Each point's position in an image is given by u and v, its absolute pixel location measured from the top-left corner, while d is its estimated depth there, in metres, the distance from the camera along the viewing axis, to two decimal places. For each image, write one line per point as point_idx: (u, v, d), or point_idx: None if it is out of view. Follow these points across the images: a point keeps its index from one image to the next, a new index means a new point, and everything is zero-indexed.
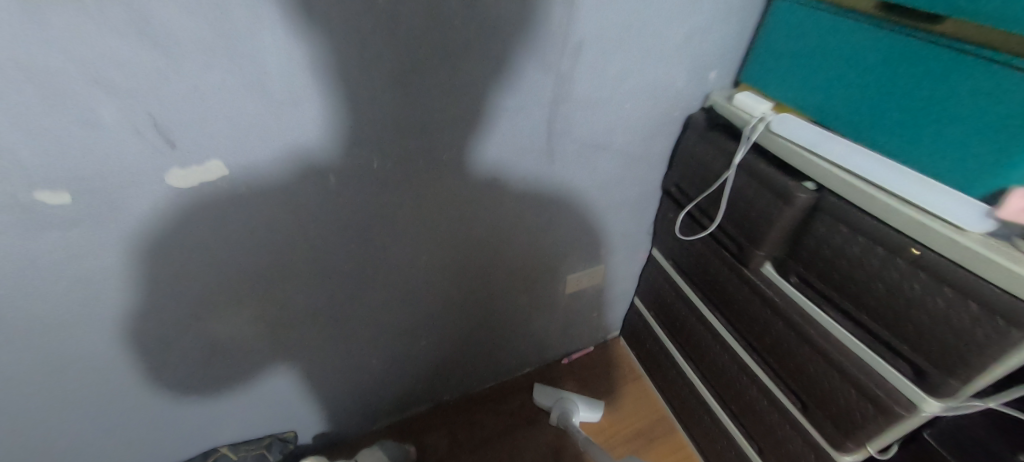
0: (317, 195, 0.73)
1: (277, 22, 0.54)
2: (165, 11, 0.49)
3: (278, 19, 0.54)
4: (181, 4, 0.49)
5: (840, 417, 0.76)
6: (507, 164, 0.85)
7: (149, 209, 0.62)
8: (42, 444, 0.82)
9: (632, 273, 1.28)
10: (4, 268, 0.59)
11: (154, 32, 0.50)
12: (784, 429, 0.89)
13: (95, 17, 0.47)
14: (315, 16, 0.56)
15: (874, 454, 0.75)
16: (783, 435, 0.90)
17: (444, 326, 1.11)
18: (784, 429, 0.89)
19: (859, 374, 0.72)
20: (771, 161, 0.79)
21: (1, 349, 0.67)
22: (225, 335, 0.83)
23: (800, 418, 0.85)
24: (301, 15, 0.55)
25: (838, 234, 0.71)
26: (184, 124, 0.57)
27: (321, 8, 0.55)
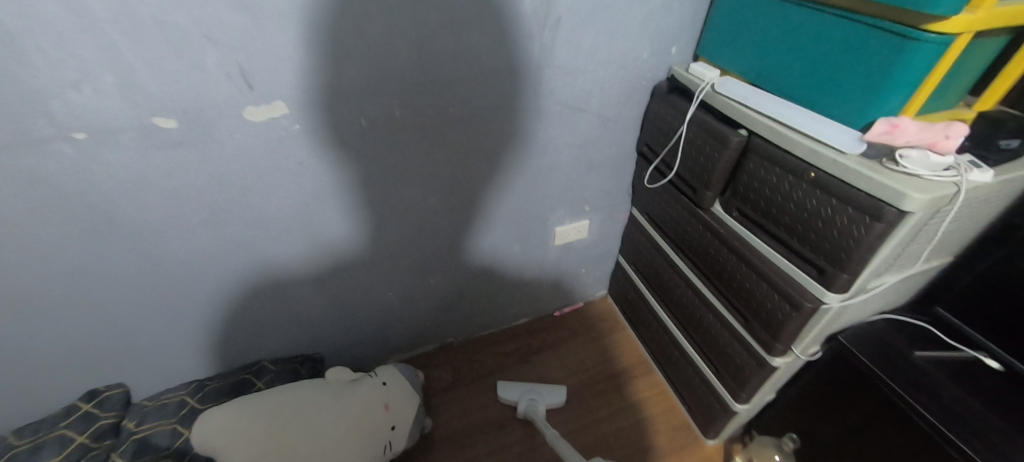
0: (351, 137, 0.92)
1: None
2: None
3: None
4: None
5: (770, 321, 0.94)
6: (502, 119, 1.04)
7: (228, 138, 0.83)
8: (127, 339, 1.02)
9: (615, 232, 1.46)
10: (124, 178, 0.80)
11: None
12: (732, 344, 1.07)
13: None
14: None
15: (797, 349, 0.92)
16: (733, 349, 1.08)
17: (450, 269, 1.30)
18: (733, 343, 1.07)
19: (781, 281, 0.90)
20: (715, 116, 0.98)
21: (112, 246, 0.88)
22: (273, 254, 1.03)
23: (744, 331, 1.03)
24: None
25: (762, 169, 0.89)
26: (260, 70, 0.77)
27: None
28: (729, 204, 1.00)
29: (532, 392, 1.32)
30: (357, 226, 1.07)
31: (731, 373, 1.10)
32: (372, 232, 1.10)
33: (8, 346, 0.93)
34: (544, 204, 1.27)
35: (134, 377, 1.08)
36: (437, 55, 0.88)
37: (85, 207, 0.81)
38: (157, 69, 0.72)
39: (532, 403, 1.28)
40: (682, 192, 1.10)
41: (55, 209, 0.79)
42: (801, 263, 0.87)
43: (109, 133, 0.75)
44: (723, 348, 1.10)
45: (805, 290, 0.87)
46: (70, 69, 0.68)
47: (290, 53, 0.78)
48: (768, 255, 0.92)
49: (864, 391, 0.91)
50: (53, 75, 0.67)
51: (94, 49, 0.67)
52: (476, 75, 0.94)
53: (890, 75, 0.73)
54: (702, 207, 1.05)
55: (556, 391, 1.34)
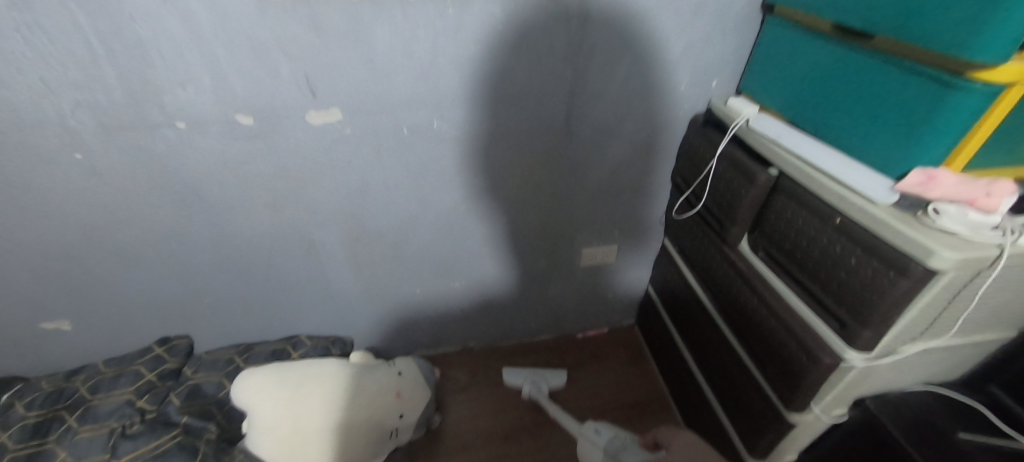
0: (394, 144, 1.02)
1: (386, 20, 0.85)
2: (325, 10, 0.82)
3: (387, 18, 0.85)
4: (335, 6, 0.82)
5: (787, 372, 0.88)
6: (535, 139, 1.09)
7: (291, 136, 0.96)
8: (196, 297, 1.20)
9: (646, 261, 1.45)
10: (208, 162, 0.96)
11: (317, 22, 0.83)
12: (750, 392, 1.01)
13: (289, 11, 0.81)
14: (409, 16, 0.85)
15: (817, 408, 0.86)
16: (750, 397, 1.02)
17: (476, 277, 1.36)
18: (751, 391, 1.01)
19: (801, 330, 0.84)
20: (748, 152, 0.96)
21: (193, 218, 1.05)
22: (318, 241, 1.16)
23: (762, 379, 0.97)
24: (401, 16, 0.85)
25: (789, 210, 0.85)
26: (322, 80, 0.90)
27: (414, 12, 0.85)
28: (756, 243, 0.96)
29: (535, 376, 1.43)
30: (393, 224, 1.17)
31: (747, 423, 1.04)
32: (406, 232, 1.19)
33: (109, 289, 1.13)
34: (574, 224, 1.29)
35: (198, 331, 1.26)
36: (477, 75, 0.95)
37: (176, 182, 0.98)
38: (242, 74, 0.86)
39: (537, 385, 1.40)
40: (711, 227, 1.08)
41: (155, 181, 0.97)
42: (823, 314, 0.81)
43: (200, 124, 0.91)
44: (742, 396, 1.04)
45: (825, 343, 0.81)
46: (178, 70, 0.84)
47: (347, 67, 0.89)
48: (791, 301, 0.88)
49: None
50: (166, 75, 0.84)
51: (198, 55, 0.83)
52: (512, 95, 1.00)
53: (929, 124, 0.68)
54: (729, 244, 1.02)
55: (558, 375, 1.44)
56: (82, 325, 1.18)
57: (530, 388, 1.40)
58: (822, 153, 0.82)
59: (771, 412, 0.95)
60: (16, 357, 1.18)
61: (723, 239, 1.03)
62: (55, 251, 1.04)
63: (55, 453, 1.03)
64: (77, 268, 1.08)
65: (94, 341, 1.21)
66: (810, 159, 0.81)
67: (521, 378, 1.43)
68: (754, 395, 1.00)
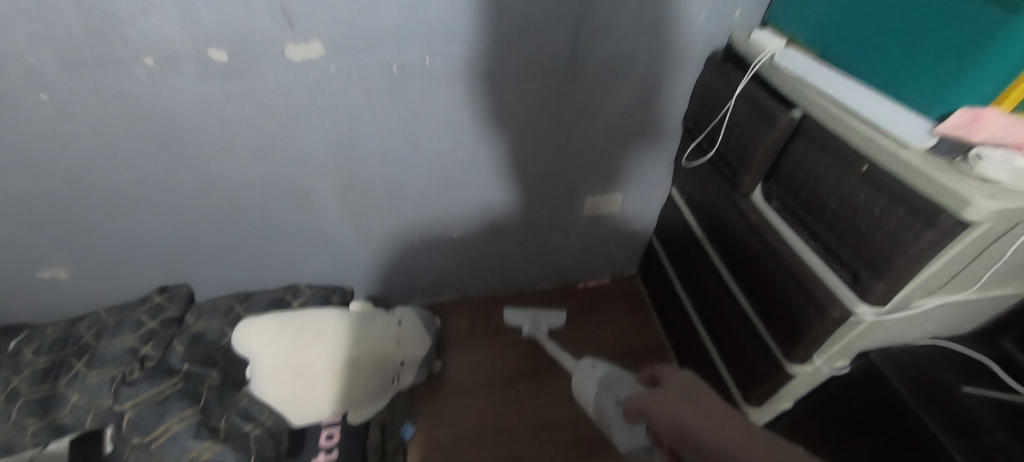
0: (383, 83, 0.94)
1: None
2: None
3: None
4: None
5: (791, 323, 0.85)
6: (537, 78, 1.00)
7: (270, 74, 0.88)
8: (190, 246, 1.18)
9: (651, 210, 1.39)
10: (185, 105, 0.90)
11: None
12: (751, 344, 1.00)
13: None
14: None
15: (819, 362, 0.83)
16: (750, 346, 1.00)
17: (475, 226, 1.32)
18: (751, 341, 1.00)
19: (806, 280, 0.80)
20: (771, 91, 0.87)
21: (176, 164, 1.00)
22: (309, 189, 1.11)
23: (764, 329, 0.95)
24: None
25: (811, 155, 0.78)
26: (300, 10, 0.81)
27: None
28: (770, 191, 0.90)
29: (535, 316, 1.45)
30: (387, 172, 1.11)
31: (746, 374, 1.03)
32: (400, 179, 1.14)
33: (101, 238, 1.11)
34: (576, 171, 1.23)
35: (196, 280, 1.25)
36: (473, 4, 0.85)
37: (154, 127, 0.92)
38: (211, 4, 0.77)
39: (537, 324, 1.43)
40: (723, 174, 1.01)
41: (131, 125, 0.91)
42: (834, 266, 0.77)
43: (169, 61, 0.83)
44: (742, 348, 1.03)
45: (831, 292, 0.77)
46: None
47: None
48: (802, 252, 0.83)
49: (890, 416, 0.80)
50: (124, 3, 0.75)
51: None
52: (512, 28, 0.90)
53: (985, 52, 0.59)
54: (739, 192, 0.96)
55: (557, 315, 1.47)
56: (79, 274, 1.17)
57: (530, 327, 1.43)
58: (854, 90, 0.74)
59: (772, 364, 0.94)
60: (18, 304, 1.19)
61: (734, 187, 0.97)
62: (38, 199, 1.00)
63: (67, 396, 1.07)
64: (64, 216, 1.05)
65: (94, 289, 1.21)
66: (840, 97, 0.74)
67: (521, 317, 1.45)
68: (755, 348, 0.98)
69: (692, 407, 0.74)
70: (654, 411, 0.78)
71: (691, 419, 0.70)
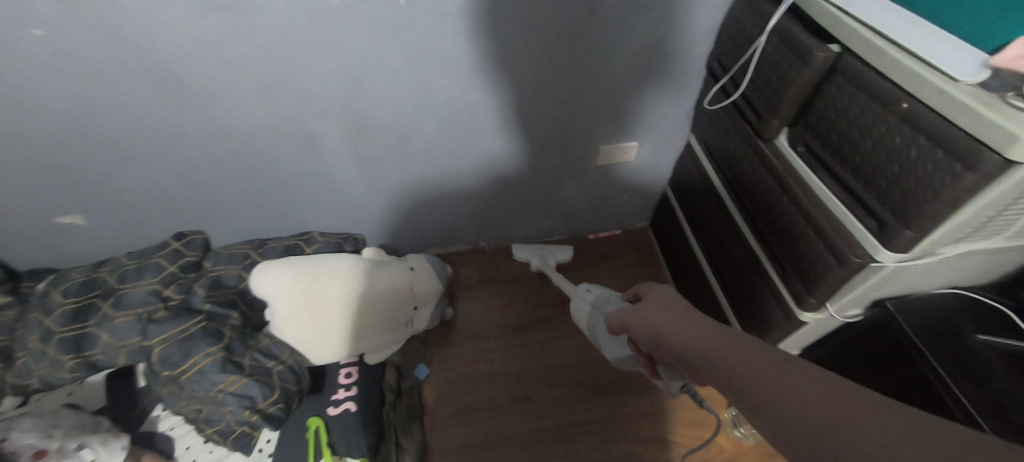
0: (389, 17, 0.89)
1: None
2: None
3: None
4: None
5: (807, 271, 0.84)
6: (552, 13, 0.94)
7: (271, 9, 0.84)
8: (202, 193, 1.18)
9: (667, 159, 1.35)
10: (186, 42, 0.86)
11: None
12: (763, 294, 0.99)
13: None
14: None
15: (831, 309, 0.83)
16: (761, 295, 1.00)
17: (486, 174, 1.29)
18: (763, 289, 0.99)
19: (826, 226, 0.78)
20: (806, 25, 0.81)
21: (181, 108, 0.98)
22: (317, 134, 1.09)
23: (777, 277, 0.94)
24: None
25: (847, 95, 0.74)
26: None
27: None
28: (796, 136, 0.86)
29: (543, 251, 1.46)
30: (395, 116, 1.08)
31: (756, 323, 1.04)
32: (409, 124, 1.10)
33: (114, 183, 1.11)
34: (591, 117, 1.18)
35: (211, 226, 1.27)
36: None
37: (155, 66, 0.89)
38: None
39: (545, 259, 1.43)
40: (746, 118, 0.97)
41: (132, 65, 0.89)
42: (858, 212, 0.74)
43: None
44: (754, 297, 1.03)
45: (852, 238, 0.75)
46: None
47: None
48: (825, 198, 0.80)
49: (900, 364, 0.80)
50: None
51: None
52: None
53: None
54: (763, 137, 0.92)
55: (565, 251, 1.47)
56: (97, 220, 1.19)
57: (538, 262, 1.43)
58: (899, 22, 0.68)
59: (783, 313, 0.93)
60: (42, 248, 1.22)
61: (759, 133, 0.93)
62: (49, 143, 1.00)
63: (98, 335, 1.12)
64: (76, 161, 1.05)
65: (112, 234, 1.23)
66: (883, 29, 0.68)
67: (530, 253, 1.45)
68: (767, 297, 0.98)
69: (668, 312, 0.72)
70: (632, 323, 0.79)
71: (665, 325, 0.69)
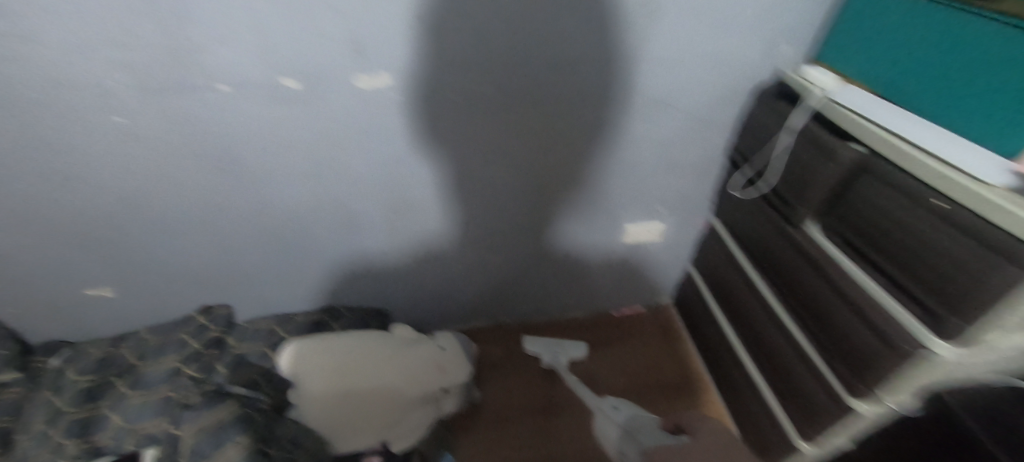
0: (442, 111, 0.97)
1: None
2: None
3: None
4: None
5: (857, 356, 0.84)
6: (589, 108, 1.02)
7: (336, 103, 0.91)
8: (237, 268, 1.19)
9: (689, 240, 1.40)
10: (253, 130, 0.92)
11: None
12: (808, 380, 0.98)
13: None
14: None
15: (888, 400, 0.81)
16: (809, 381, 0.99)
17: (515, 251, 1.33)
18: (808, 375, 0.98)
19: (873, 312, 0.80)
20: (826, 127, 0.90)
21: (234, 187, 1.02)
22: (359, 212, 1.13)
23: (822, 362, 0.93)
24: None
25: (874, 188, 0.80)
26: (374, 43, 0.84)
27: None
28: (827, 224, 0.91)
29: (556, 346, 1.43)
30: (436, 197, 1.13)
31: (802, 411, 1.01)
32: (449, 205, 1.15)
33: (152, 257, 1.12)
34: (619, 199, 1.24)
35: (238, 301, 1.26)
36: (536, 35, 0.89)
37: (220, 150, 0.94)
38: (292, 34, 0.81)
39: (557, 357, 1.40)
40: (774, 206, 1.03)
41: (199, 147, 0.93)
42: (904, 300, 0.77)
43: (245, 88, 0.86)
44: (798, 383, 1.01)
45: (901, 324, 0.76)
46: (227, 27, 0.79)
47: (403, 27, 0.83)
48: (869, 287, 0.83)
49: None
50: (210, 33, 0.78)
51: (245, 13, 0.77)
52: (570, 60, 0.94)
53: None
54: (794, 224, 0.97)
55: (579, 347, 1.45)
56: (126, 293, 1.18)
57: (551, 359, 1.41)
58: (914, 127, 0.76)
59: (833, 401, 0.92)
60: (63, 322, 1.19)
61: (790, 221, 0.98)
62: (99, 218, 1.02)
63: (110, 419, 1.05)
64: (120, 235, 1.06)
65: (138, 308, 1.21)
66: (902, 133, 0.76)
67: (541, 347, 1.42)
68: (813, 384, 0.97)
69: None
70: None
71: None
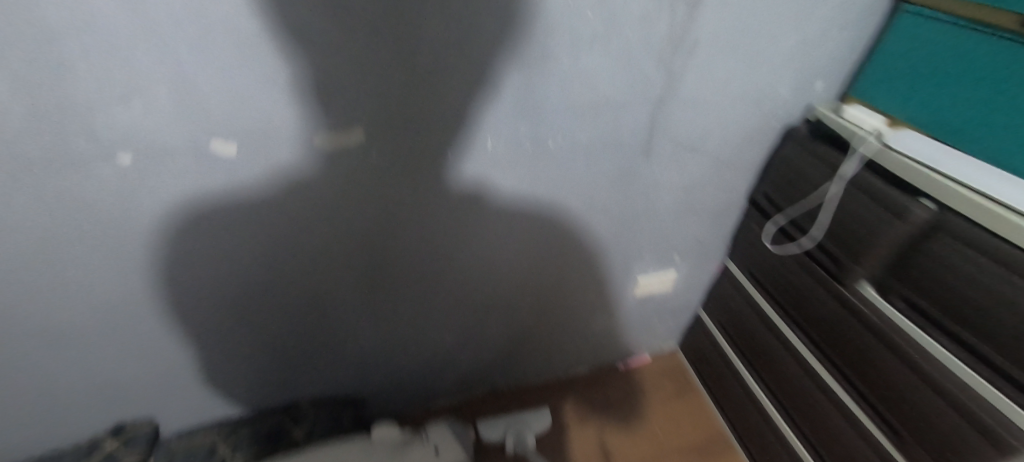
0: (430, 169, 0.77)
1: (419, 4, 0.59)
2: None
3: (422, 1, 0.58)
4: None
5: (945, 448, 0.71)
6: (605, 156, 0.86)
7: (291, 168, 0.69)
8: (161, 372, 0.91)
9: (700, 284, 1.27)
10: (173, 209, 0.68)
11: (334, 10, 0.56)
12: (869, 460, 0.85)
13: None
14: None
15: None
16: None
17: (514, 314, 1.14)
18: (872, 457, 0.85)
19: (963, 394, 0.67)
20: (883, 177, 0.78)
21: (150, 279, 0.76)
22: (324, 292, 0.89)
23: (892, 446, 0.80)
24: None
25: (957, 254, 0.67)
26: (340, 92, 0.63)
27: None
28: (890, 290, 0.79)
29: (516, 424, 1.25)
30: (421, 266, 0.93)
31: None
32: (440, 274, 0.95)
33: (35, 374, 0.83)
34: (630, 250, 1.09)
35: (166, 409, 0.98)
36: (547, 78, 0.71)
37: (126, 236, 0.69)
38: (220, 86, 0.58)
39: (520, 436, 1.22)
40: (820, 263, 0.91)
41: (93, 236, 0.67)
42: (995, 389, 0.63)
43: (156, 158, 0.61)
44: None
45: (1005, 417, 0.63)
46: (115, 78, 0.54)
47: (371, 72, 0.62)
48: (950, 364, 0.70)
49: None
50: (94, 89, 0.54)
51: (147, 59, 0.53)
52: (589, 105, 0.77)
53: None
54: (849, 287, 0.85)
55: (540, 417, 1.28)
56: None
57: (513, 442, 1.22)
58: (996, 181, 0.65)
59: None
60: None
61: (839, 279, 0.87)
62: None
63: None
64: None
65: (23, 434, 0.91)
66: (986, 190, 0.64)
67: (500, 430, 1.24)
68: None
69: None
70: None
71: None
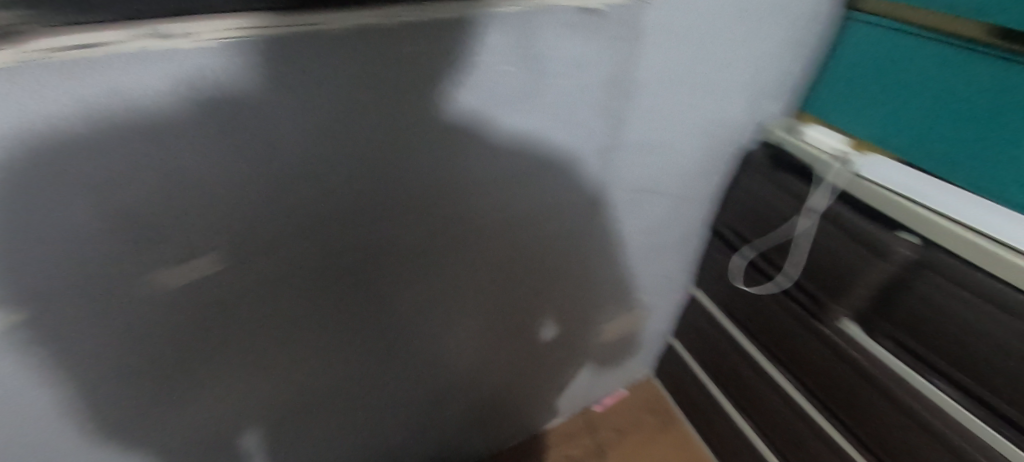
0: (334, 276, 0.60)
1: (276, 93, 0.40)
2: (150, 84, 0.35)
3: (282, 86, 0.40)
4: (172, 76, 0.35)
5: None
6: (546, 217, 0.73)
7: (121, 320, 0.49)
8: None
9: (669, 315, 1.17)
10: None
11: (134, 115, 0.36)
12: None
13: (32, 100, 0.31)
14: (325, 73, 0.41)
15: None
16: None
17: (470, 390, 0.99)
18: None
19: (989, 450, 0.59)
20: (860, 210, 0.70)
21: None
22: (219, 435, 0.70)
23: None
24: (316, 81, 0.41)
25: (951, 296, 0.60)
26: (174, 220, 0.44)
27: (351, 66, 0.42)
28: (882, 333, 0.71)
29: None
30: (350, 374, 0.76)
31: None
32: (372, 374, 0.79)
33: None
34: (593, 302, 0.97)
35: None
36: (466, 151, 0.56)
37: None
38: None
39: None
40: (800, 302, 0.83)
41: None
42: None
43: None
44: None
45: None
46: None
47: (222, 186, 0.44)
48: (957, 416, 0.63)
49: None
50: None
51: None
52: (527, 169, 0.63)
53: None
54: (835, 329, 0.77)
55: None
56: None
57: None
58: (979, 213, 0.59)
59: None
60: None
61: (821, 319, 0.79)
62: None
63: None
64: None
65: None
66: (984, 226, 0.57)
67: None
68: None
69: None
70: None
71: None
